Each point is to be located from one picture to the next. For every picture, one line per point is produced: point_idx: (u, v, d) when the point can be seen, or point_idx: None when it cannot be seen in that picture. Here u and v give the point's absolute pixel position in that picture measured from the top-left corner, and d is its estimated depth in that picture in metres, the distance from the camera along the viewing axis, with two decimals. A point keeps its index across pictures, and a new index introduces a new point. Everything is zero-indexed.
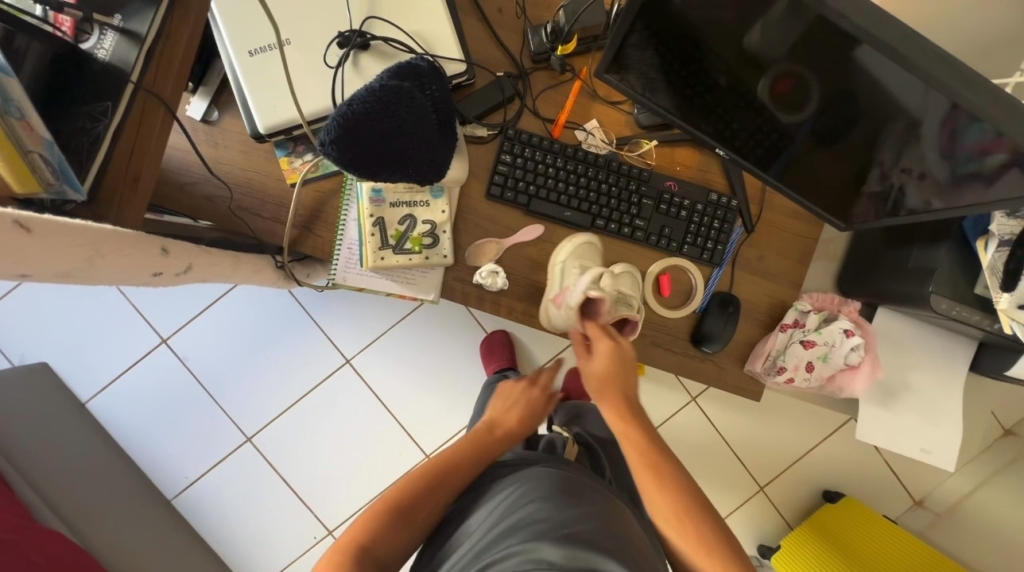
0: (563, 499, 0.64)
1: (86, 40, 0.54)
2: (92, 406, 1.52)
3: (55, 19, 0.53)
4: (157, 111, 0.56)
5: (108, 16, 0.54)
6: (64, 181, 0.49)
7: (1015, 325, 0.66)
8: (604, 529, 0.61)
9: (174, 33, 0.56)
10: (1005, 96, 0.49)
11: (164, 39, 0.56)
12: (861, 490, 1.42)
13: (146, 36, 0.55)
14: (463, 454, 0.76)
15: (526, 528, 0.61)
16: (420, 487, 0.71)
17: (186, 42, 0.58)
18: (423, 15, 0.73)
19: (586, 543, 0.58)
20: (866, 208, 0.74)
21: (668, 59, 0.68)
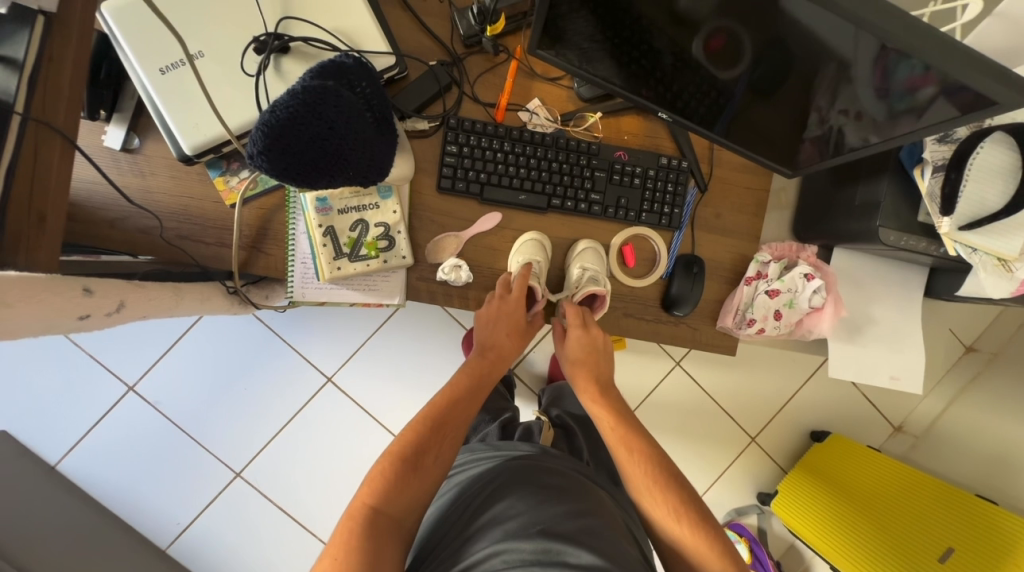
0: (531, 490, 0.69)
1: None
2: (64, 467, 1.43)
3: None
4: (52, 139, 0.51)
5: None
6: None
7: (959, 246, 0.70)
8: (571, 516, 0.65)
9: (57, 55, 0.52)
10: (918, 23, 0.50)
11: (48, 63, 0.51)
12: (844, 425, 1.48)
13: (25, 62, 0.49)
14: (461, 405, 0.79)
15: (498, 525, 0.65)
16: (425, 443, 0.73)
17: (72, 66, 0.53)
18: (341, 10, 0.69)
19: (555, 532, 0.62)
20: (809, 153, 0.75)
21: (598, 28, 0.67)
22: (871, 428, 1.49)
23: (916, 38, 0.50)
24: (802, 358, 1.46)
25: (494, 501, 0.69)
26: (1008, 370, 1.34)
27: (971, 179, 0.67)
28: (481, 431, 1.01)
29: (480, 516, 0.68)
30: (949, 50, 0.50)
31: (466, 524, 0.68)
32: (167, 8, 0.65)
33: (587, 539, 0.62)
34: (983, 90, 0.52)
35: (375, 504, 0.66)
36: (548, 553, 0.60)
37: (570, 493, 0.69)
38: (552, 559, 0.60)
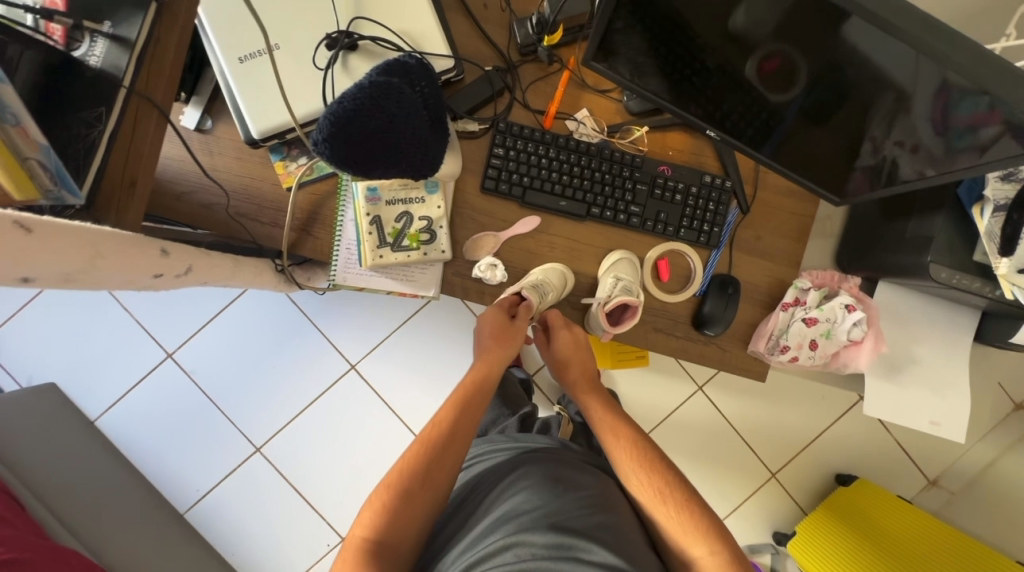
0: (546, 484, 0.70)
1: (78, 48, 0.52)
2: (102, 423, 1.52)
3: (46, 28, 0.51)
4: (150, 113, 0.55)
5: (98, 23, 0.52)
6: (61, 184, 0.48)
7: (1017, 291, 0.66)
8: (585, 514, 0.66)
9: (163, 38, 0.55)
10: (987, 55, 0.49)
11: (155, 44, 0.55)
12: (874, 471, 1.42)
13: (135, 42, 0.53)
14: (463, 423, 0.78)
15: (512, 515, 0.66)
16: (426, 462, 0.72)
17: (176, 46, 0.57)
18: (409, 13, 0.73)
19: (569, 528, 0.64)
20: (860, 182, 0.74)
21: (654, 44, 0.68)
22: (903, 477, 1.41)
23: (984, 71, 0.49)
24: (833, 395, 1.40)
25: (507, 495, 0.69)
26: None
27: None
28: (499, 423, 1.02)
29: (494, 506, 0.69)
30: (1018, 84, 0.49)
31: (479, 514, 0.69)
32: (252, 3, 0.70)
33: (600, 537, 0.63)
34: None
35: (371, 533, 0.66)
36: (561, 547, 0.61)
37: (583, 488, 0.71)
38: (564, 553, 0.61)
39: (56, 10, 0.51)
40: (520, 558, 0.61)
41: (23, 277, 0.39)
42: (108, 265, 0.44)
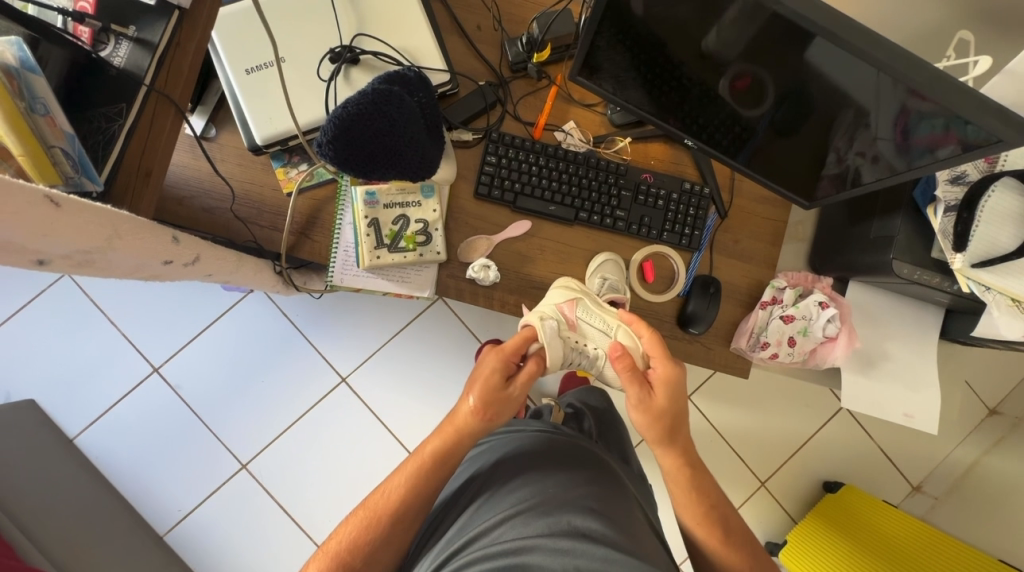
0: (541, 464, 0.73)
1: (103, 49, 0.55)
2: (80, 441, 1.48)
3: (75, 30, 0.54)
4: (169, 111, 0.57)
5: (124, 27, 0.55)
6: (82, 172, 0.50)
7: (972, 284, 0.73)
8: (580, 490, 0.69)
9: (184, 42, 0.57)
10: (924, 64, 0.54)
11: (175, 48, 0.56)
12: (859, 477, 1.44)
13: (158, 44, 0.55)
14: (419, 497, 0.70)
15: (509, 497, 0.70)
16: (373, 539, 0.69)
17: (196, 51, 0.58)
18: (408, 31, 0.79)
19: (564, 507, 0.66)
20: (826, 188, 0.80)
21: (635, 62, 0.74)
22: (888, 483, 1.44)
23: (923, 77, 0.54)
24: (817, 401, 1.44)
25: (505, 477, 0.73)
26: None
27: (983, 221, 0.71)
28: None
29: (492, 489, 0.72)
30: (952, 89, 0.54)
31: (478, 498, 0.73)
32: (260, 19, 0.74)
33: (595, 513, 0.66)
34: (1000, 134, 0.56)
35: None
36: (558, 524, 0.64)
37: (578, 465, 0.74)
38: (561, 529, 0.63)
39: (87, 14, 0.55)
40: (519, 536, 0.64)
41: (48, 254, 0.40)
42: (125, 249, 0.46)
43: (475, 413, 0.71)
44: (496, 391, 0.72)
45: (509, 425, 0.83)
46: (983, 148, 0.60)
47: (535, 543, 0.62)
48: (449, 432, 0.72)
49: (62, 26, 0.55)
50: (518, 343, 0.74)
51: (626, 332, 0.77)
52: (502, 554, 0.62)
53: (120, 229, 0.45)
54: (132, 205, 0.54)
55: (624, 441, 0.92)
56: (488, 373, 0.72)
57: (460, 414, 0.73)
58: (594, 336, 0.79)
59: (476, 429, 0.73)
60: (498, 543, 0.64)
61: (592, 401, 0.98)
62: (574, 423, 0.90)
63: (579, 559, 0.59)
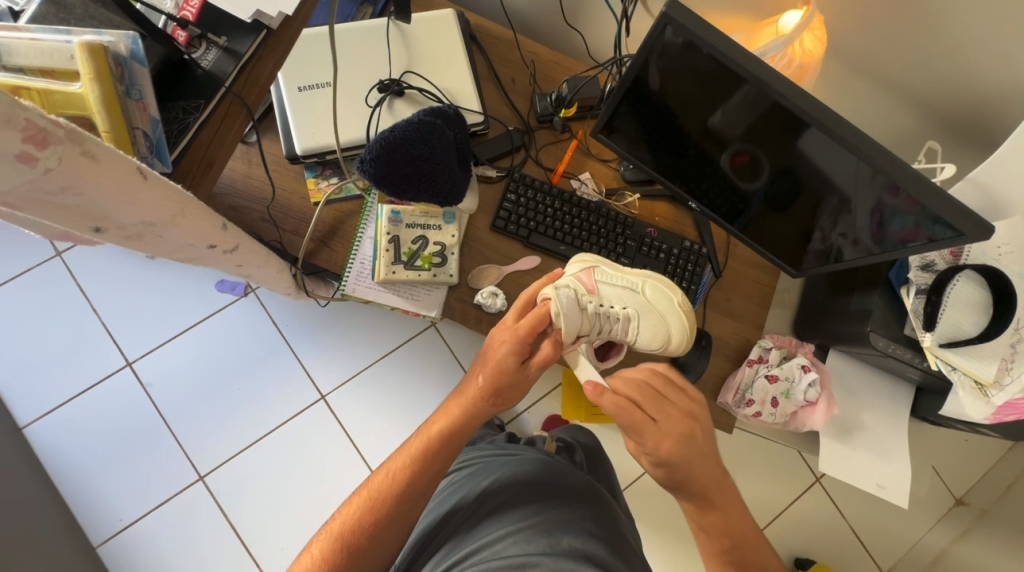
0: (544, 485, 0.75)
1: (194, 52, 0.59)
2: (32, 431, 1.40)
3: (174, 32, 0.59)
4: (239, 112, 0.60)
5: (216, 35, 0.60)
6: (155, 153, 0.54)
7: (941, 363, 0.79)
8: (579, 513, 0.73)
9: (265, 56, 0.61)
10: (900, 161, 0.62)
11: (257, 59, 0.61)
12: (830, 555, 1.43)
13: (244, 55, 0.60)
14: (424, 480, 0.69)
15: (511, 514, 0.73)
16: (378, 522, 0.67)
17: (274, 65, 0.63)
18: (451, 75, 0.87)
19: (566, 527, 0.71)
20: (811, 261, 0.87)
21: (648, 128, 0.83)
22: (858, 565, 1.43)
23: (900, 172, 0.62)
24: (792, 472, 1.46)
25: (505, 492, 0.76)
26: (995, 529, 1.33)
27: (949, 306, 0.78)
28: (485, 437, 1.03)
29: (493, 504, 0.75)
30: (923, 185, 0.62)
31: (480, 510, 0.75)
32: (321, 46, 0.82)
33: (593, 535, 0.71)
34: (961, 229, 0.64)
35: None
36: (559, 545, 0.69)
37: (575, 489, 0.77)
38: (562, 550, 0.68)
39: (189, 21, 0.59)
40: (524, 552, 0.68)
41: (114, 222, 0.45)
42: (184, 227, 0.51)
43: (485, 397, 0.71)
44: (508, 370, 0.70)
45: (505, 447, 0.84)
46: (954, 240, 0.67)
47: (539, 560, 0.67)
48: (454, 415, 0.72)
49: (162, 25, 0.60)
50: (534, 323, 0.71)
51: (651, 284, 0.84)
52: (506, 566, 0.67)
53: (186, 208, 0.50)
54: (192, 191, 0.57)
55: (611, 481, 0.93)
56: (501, 353, 0.71)
57: (468, 394, 0.72)
58: (616, 295, 0.81)
59: (486, 414, 0.73)
60: (503, 557, 0.68)
61: (580, 437, 0.97)
62: (565, 455, 0.90)
63: None
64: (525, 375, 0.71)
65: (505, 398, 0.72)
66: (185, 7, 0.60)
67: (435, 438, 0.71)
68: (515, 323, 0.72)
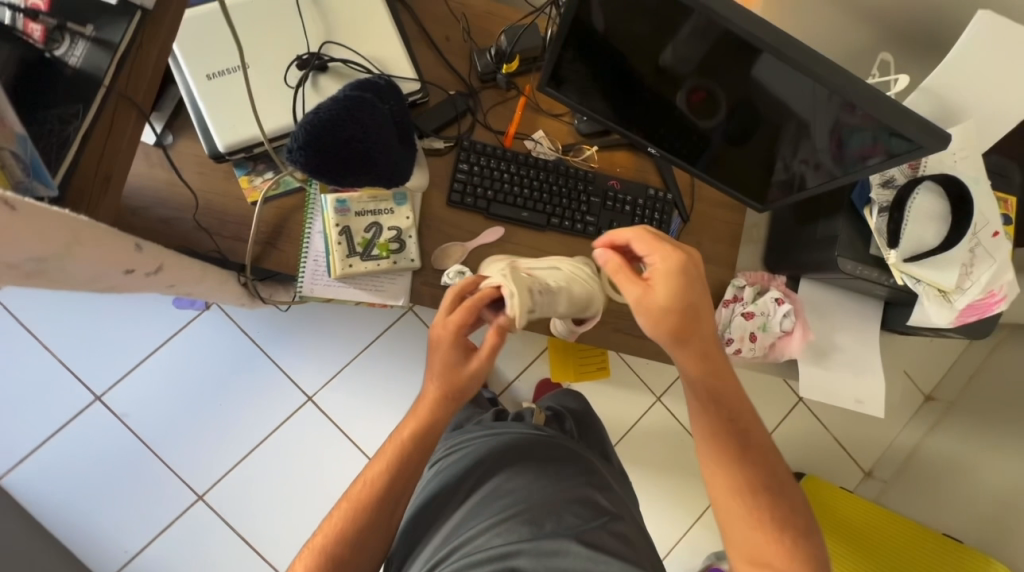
0: (528, 473, 0.74)
1: (56, 47, 0.52)
2: (7, 482, 1.33)
3: (24, 27, 0.51)
4: (128, 112, 0.54)
5: (81, 26, 0.52)
6: (34, 176, 0.46)
7: (906, 277, 0.81)
8: (565, 493, 0.72)
9: (147, 44, 0.54)
10: (856, 79, 0.60)
11: (138, 49, 0.54)
12: (817, 467, 1.52)
13: (119, 46, 0.53)
14: (400, 478, 0.67)
15: (494, 503, 0.71)
16: (362, 525, 0.66)
17: (160, 53, 0.56)
18: (377, 40, 0.79)
19: (551, 512, 0.70)
20: (775, 193, 0.86)
21: (599, 74, 0.77)
22: (843, 471, 1.54)
23: (854, 91, 0.61)
24: (776, 397, 1.52)
25: (489, 481, 0.74)
26: (962, 418, 1.42)
27: (912, 220, 0.79)
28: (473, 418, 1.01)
29: (479, 490, 0.74)
30: (880, 102, 0.61)
31: (465, 503, 0.73)
32: (222, 24, 0.73)
33: (579, 516, 0.70)
34: (919, 143, 0.63)
35: None
36: (543, 530, 0.68)
37: (560, 465, 0.76)
38: (546, 535, 0.68)
39: (39, 10, 0.52)
40: (506, 542, 0.67)
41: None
42: (89, 255, 0.46)
43: (441, 394, 0.68)
44: (455, 369, 0.67)
45: (491, 428, 0.82)
46: (914, 154, 0.66)
47: (520, 550, 0.66)
48: (418, 419, 0.68)
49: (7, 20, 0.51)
50: (460, 316, 0.66)
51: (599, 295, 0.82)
52: (491, 557, 0.66)
53: (81, 235, 0.44)
54: (90, 213, 0.51)
55: (600, 437, 0.94)
56: (440, 352, 0.67)
57: (425, 399, 0.69)
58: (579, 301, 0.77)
59: (449, 409, 0.69)
60: (485, 550, 0.66)
61: (569, 404, 0.99)
62: (556, 425, 0.92)
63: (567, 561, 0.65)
64: (476, 368, 0.67)
65: (464, 391, 0.68)
66: None
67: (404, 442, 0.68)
68: (444, 320, 0.67)
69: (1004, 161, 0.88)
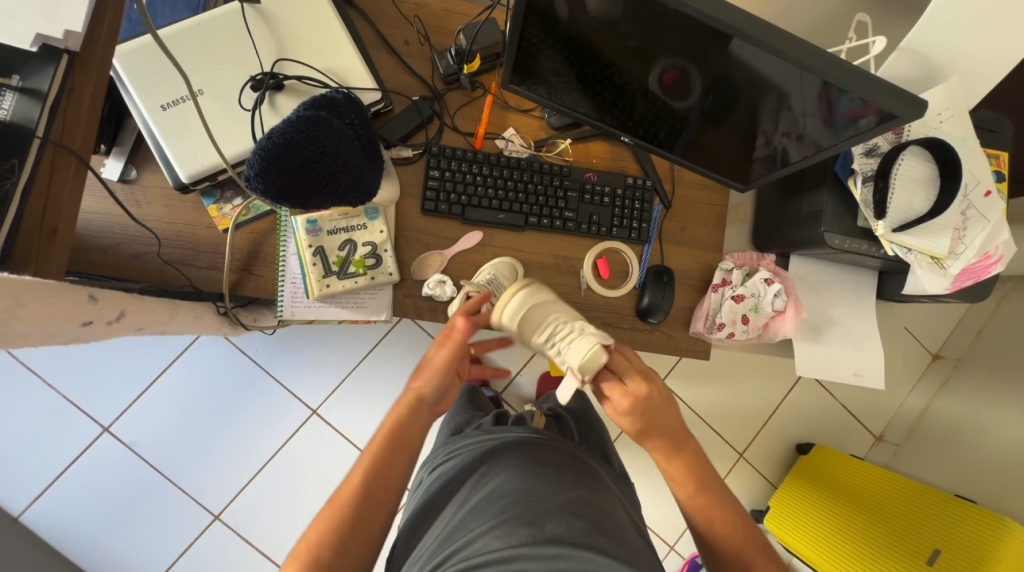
0: (529, 472, 0.72)
1: None
2: (28, 518, 1.36)
3: None
4: (68, 162, 0.53)
5: (6, 78, 0.52)
6: None
7: (896, 247, 0.79)
8: (563, 495, 0.68)
9: (77, 88, 0.54)
10: (823, 53, 0.58)
11: (68, 95, 0.53)
12: (825, 435, 1.52)
13: (47, 92, 0.52)
14: (384, 467, 0.69)
15: (493, 504, 0.68)
16: (349, 521, 0.66)
17: (92, 96, 0.55)
18: (332, 51, 0.77)
19: (550, 514, 0.65)
20: (759, 170, 0.83)
21: (564, 64, 0.75)
22: (852, 437, 1.53)
23: (823, 65, 0.59)
24: (780, 371, 1.50)
25: (491, 482, 0.73)
26: (971, 375, 1.39)
27: (899, 187, 0.77)
28: (474, 421, 1.02)
29: (477, 498, 0.72)
30: (852, 75, 0.59)
31: (466, 507, 0.71)
32: (170, 51, 0.71)
33: (579, 519, 0.65)
34: (897, 111, 0.60)
35: None
36: (542, 533, 0.62)
37: (561, 465, 0.75)
38: (547, 536, 0.62)
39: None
40: (505, 546, 0.62)
41: None
42: (35, 315, 0.44)
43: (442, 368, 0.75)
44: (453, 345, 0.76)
45: (492, 432, 0.85)
46: (896, 122, 0.63)
47: (518, 552, 0.60)
48: (404, 404, 0.74)
49: None
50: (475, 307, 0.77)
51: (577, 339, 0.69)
52: (488, 561, 0.61)
53: (23, 296, 0.43)
54: (38, 269, 0.51)
55: (601, 436, 0.95)
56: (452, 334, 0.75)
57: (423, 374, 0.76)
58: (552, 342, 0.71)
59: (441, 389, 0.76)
60: (483, 553, 0.62)
61: (568, 403, 1.01)
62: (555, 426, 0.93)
63: (569, 566, 0.58)
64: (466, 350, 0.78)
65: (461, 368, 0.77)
66: None
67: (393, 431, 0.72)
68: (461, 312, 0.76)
69: (995, 115, 0.84)
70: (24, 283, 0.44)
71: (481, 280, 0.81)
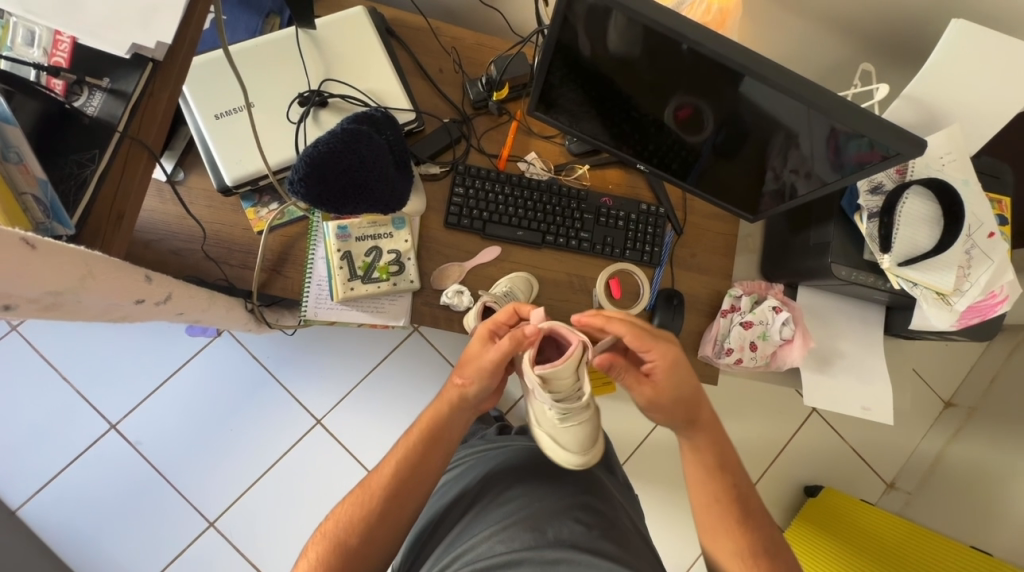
0: (533, 481, 0.74)
1: (77, 99, 0.58)
2: (25, 512, 1.36)
3: (48, 83, 0.57)
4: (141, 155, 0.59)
5: (98, 79, 0.58)
6: (54, 217, 0.51)
7: (902, 281, 0.81)
8: (568, 500, 0.71)
9: (156, 91, 0.60)
10: (830, 94, 0.62)
11: (148, 97, 0.60)
12: (834, 477, 1.49)
13: (131, 94, 0.58)
14: (411, 467, 0.70)
15: (498, 512, 0.71)
16: (365, 517, 0.68)
17: (169, 98, 0.61)
18: (373, 74, 0.83)
19: (553, 519, 0.68)
20: (768, 202, 0.86)
21: (586, 96, 0.80)
22: (863, 481, 1.49)
23: (830, 104, 0.63)
24: (788, 407, 1.49)
25: (496, 490, 0.75)
26: (985, 424, 1.37)
27: (903, 223, 0.80)
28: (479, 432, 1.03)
29: (482, 502, 0.75)
30: (856, 115, 0.63)
31: (472, 514, 0.74)
32: (228, 68, 0.78)
33: (581, 524, 0.68)
34: (900, 150, 0.64)
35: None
36: (545, 538, 0.65)
37: (565, 473, 0.76)
38: (550, 541, 0.65)
39: (61, 68, 0.58)
40: (509, 549, 0.65)
41: (21, 296, 0.42)
42: (98, 288, 0.49)
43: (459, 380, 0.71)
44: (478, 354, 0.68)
45: (500, 442, 0.86)
46: (901, 159, 0.66)
47: (522, 556, 0.63)
48: (437, 404, 0.73)
49: (35, 79, 0.58)
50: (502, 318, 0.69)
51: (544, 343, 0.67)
52: (490, 565, 0.63)
53: (93, 269, 0.47)
54: (104, 247, 0.55)
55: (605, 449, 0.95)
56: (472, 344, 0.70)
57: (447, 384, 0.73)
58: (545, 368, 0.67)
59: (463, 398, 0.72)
60: (486, 558, 0.65)
61: None
62: None
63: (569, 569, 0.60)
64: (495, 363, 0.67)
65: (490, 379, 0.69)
66: (54, 54, 0.58)
67: (425, 430, 0.72)
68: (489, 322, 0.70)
69: (996, 162, 0.88)
70: (94, 257, 0.48)
71: (497, 292, 0.85)
